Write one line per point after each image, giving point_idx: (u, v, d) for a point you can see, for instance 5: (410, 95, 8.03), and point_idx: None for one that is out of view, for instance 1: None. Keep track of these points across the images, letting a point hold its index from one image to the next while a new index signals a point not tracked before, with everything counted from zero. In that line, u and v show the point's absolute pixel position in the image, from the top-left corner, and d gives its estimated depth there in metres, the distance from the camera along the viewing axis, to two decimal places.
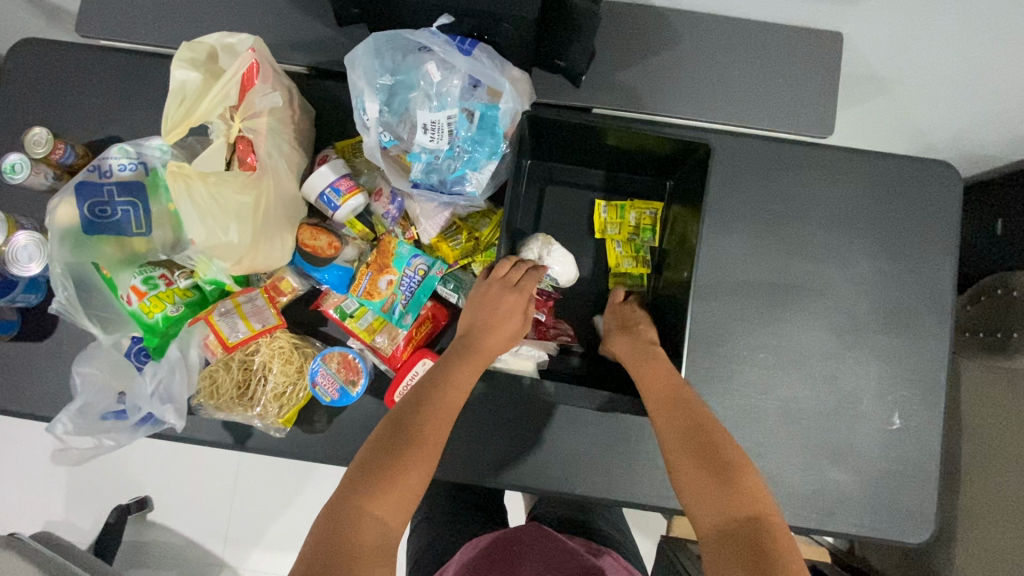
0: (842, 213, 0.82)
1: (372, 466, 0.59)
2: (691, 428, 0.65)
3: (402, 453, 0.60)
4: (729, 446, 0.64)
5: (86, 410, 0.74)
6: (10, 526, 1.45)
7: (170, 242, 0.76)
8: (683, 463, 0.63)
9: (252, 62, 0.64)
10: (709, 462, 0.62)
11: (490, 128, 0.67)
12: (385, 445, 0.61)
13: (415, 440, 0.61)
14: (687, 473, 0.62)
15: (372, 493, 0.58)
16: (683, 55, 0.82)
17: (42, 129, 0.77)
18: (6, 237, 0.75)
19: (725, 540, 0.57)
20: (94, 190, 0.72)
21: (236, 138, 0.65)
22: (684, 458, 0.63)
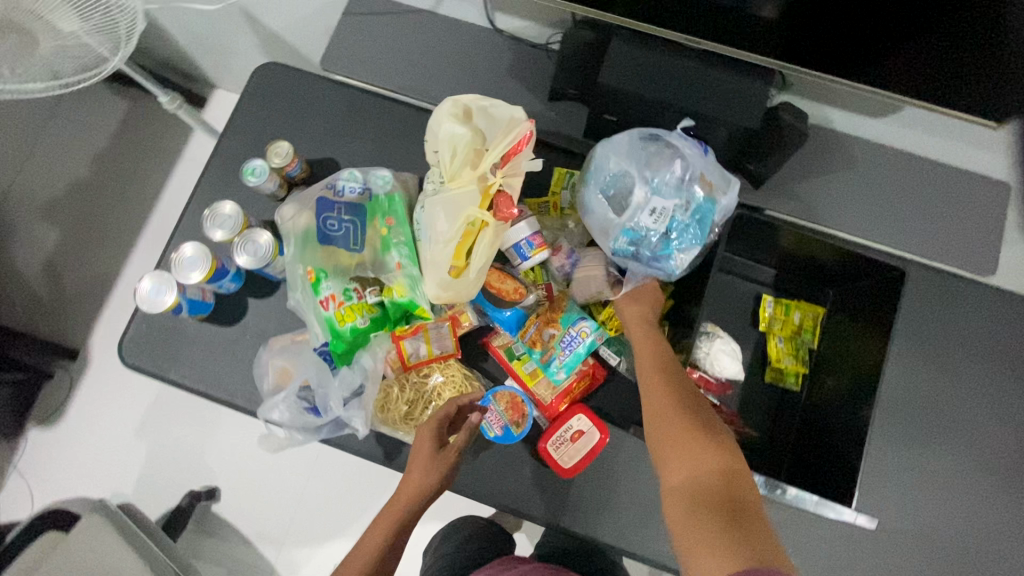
0: (1000, 350, 0.85)
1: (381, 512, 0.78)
2: (673, 442, 0.62)
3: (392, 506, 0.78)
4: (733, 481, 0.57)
5: (296, 400, 0.80)
6: (84, 489, 1.50)
7: (378, 262, 0.84)
8: (670, 459, 0.61)
9: (527, 131, 0.69)
10: (698, 468, 0.58)
11: (701, 221, 0.73)
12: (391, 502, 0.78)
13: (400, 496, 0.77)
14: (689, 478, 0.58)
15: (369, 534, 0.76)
16: (860, 178, 0.89)
17: (285, 144, 0.87)
18: (252, 232, 0.83)
19: (695, 505, 0.56)
20: (328, 206, 0.81)
21: (497, 191, 0.70)
22: (681, 464, 0.60)
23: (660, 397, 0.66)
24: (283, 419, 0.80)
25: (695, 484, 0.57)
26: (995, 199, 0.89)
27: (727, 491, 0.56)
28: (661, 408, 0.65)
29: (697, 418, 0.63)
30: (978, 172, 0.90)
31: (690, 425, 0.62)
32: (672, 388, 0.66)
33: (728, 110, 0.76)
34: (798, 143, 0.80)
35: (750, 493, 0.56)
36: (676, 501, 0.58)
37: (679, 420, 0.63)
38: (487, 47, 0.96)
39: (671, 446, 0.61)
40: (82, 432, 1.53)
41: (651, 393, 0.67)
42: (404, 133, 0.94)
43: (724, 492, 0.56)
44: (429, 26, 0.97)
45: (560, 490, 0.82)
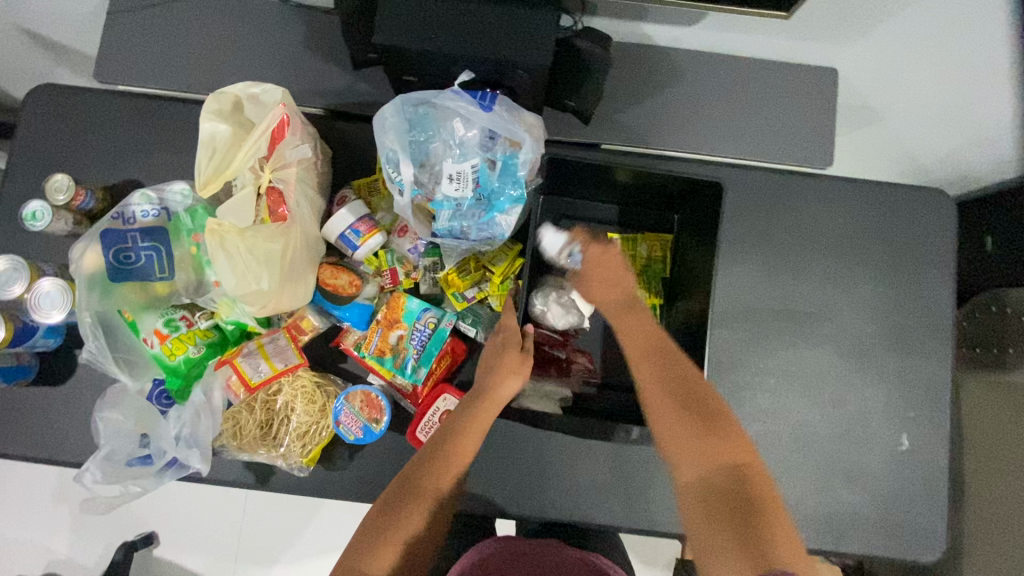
0: (846, 237, 0.86)
1: (415, 483, 0.66)
2: (680, 412, 0.68)
3: (431, 480, 0.67)
4: (733, 437, 0.67)
5: (112, 458, 0.74)
6: (13, 567, 1.43)
7: (195, 284, 0.77)
8: (685, 459, 0.66)
9: (284, 116, 0.66)
10: (711, 473, 0.65)
11: (510, 175, 0.70)
12: (419, 476, 0.67)
13: (441, 473, 0.67)
14: (688, 446, 0.67)
15: (410, 515, 0.65)
16: (688, 91, 0.86)
17: (62, 176, 0.78)
18: (29, 285, 0.75)
19: (708, 505, 0.64)
20: (118, 238, 0.74)
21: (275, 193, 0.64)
22: (683, 431, 0.67)
23: (671, 373, 0.70)
24: (99, 480, 0.74)
25: (707, 475, 0.65)
26: (823, 88, 0.87)
27: (738, 484, 0.64)
28: (667, 375, 0.70)
29: (710, 421, 0.68)
30: (803, 63, 0.88)
31: (733, 439, 0.67)
32: (678, 385, 0.69)
33: (516, 48, 0.71)
34: (603, 71, 0.77)
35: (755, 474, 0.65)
36: (687, 494, 0.65)
37: (683, 424, 0.67)
38: (272, 21, 0.86)
39: (691, 448, 0.66)
40: None
41: (646, 372, 0.71)
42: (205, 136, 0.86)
43: (735, 489, 0.64)
44: (207, 10, 0.87)
45: None
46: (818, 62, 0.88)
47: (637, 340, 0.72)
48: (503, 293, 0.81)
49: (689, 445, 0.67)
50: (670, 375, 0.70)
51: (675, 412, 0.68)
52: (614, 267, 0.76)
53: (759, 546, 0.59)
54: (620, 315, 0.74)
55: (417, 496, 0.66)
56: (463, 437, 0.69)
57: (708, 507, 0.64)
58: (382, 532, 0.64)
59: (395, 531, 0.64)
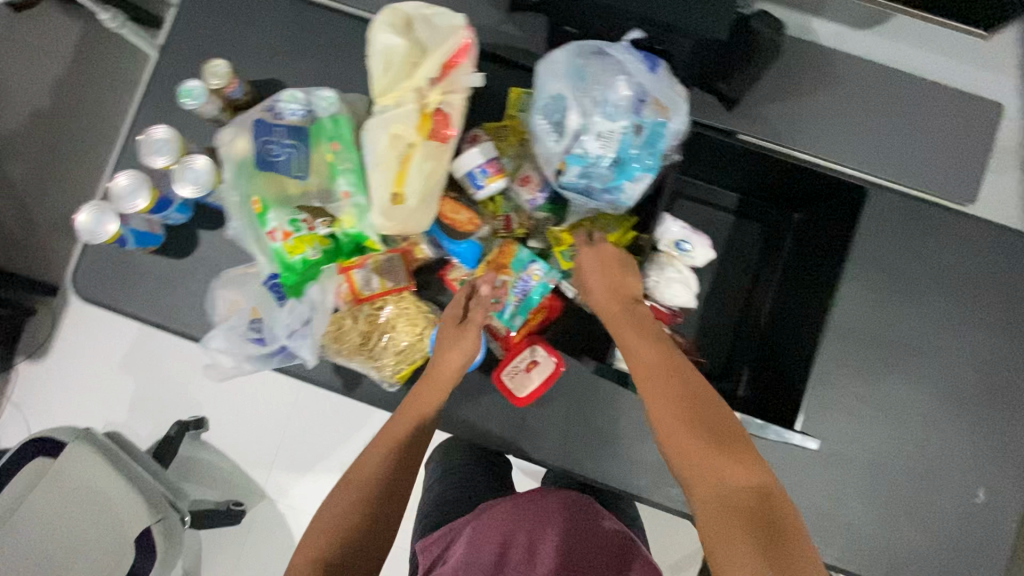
0: (969, 279, 0.83)
1: (380, 452, 0.74)
2: (695, 406, 0.62)
3: (375, 447, 0.74)
4: (737, 431, 0.61)
5: (235, 331, 0.80)
6: (78, 419, 1.55)
7: (324, 189, 0.80)
8: (696, 471, 0.59)
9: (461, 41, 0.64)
10: (689, 421, 0.61)
11: (652, 144, 0.68)
12: (386, 447, 0.74)
13: (390, 443, 0.74)
14: (685, 440, 0.60)
15: (364, 475, 0.72)
16: (841, 97, 0.83)
17: (222, 62, 0.81)
18: (185, 157, 0.77)
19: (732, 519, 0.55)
20: (266, 131, 0.77)
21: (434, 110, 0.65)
22: (670, 418, 0.62)
23: (653, 354, 0.65)
24: (223, 347, 0.80)
25: (722, 473, 0.58)
26: (985, 122, 0.83)
27: (763, 506, 0.56)
28: (653, 360, 0.65)
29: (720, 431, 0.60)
30: (968, 91, 0.84)
31: (747, 436, 0.60)
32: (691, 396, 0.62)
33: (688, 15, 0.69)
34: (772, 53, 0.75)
35: (782, 501, 0.57)
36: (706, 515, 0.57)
37: (695, 437, 0.60)
38: None
39: (698, 456, 0.59)
40: (71, 368, 1.57)
41: (636, 347, 0.67)
42: (352, 50, 0.87)
43: (760, 504, 0.56)
44: None
45: (517, 418, 0.83)
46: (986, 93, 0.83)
47: (629, 328, 0.68)
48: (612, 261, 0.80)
49: (690, 439, 0.60)
50: (644, 352, 0.66)
51: (682, 416, 0.61)
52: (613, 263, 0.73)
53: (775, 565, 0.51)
54: (615, 324, 0.70)
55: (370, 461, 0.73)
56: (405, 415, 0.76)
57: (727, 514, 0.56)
58: (352, 494, 0.70)
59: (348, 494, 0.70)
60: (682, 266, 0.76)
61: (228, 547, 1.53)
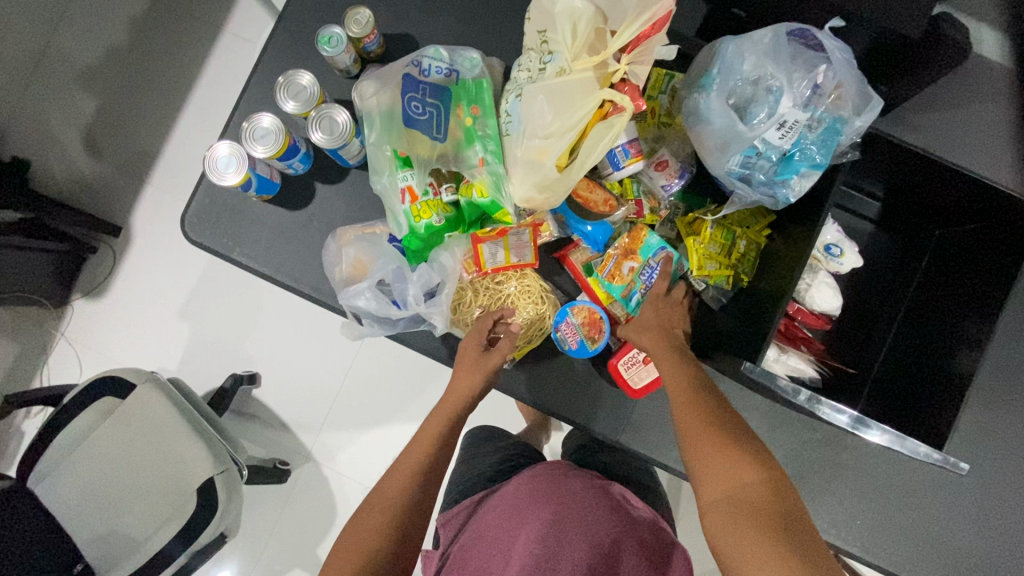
0: None
1: (384, 483, 0.72)
2: (715, 422, 0.63)
3: (384, 480, 0.72)
4: (752, 436, 0.62)
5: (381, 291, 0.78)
6: (130, 360, 1.55)
7: (457, 154, 0.77)
8: (708, 475, 0.60)
9: (667, 11, 0.59)
10: (706, 432, 0.62)
11: (828, 141, 0.65)
12: (389, 482, 0.71)
13: (394, 475, 0.72)
14: (704, 447, 0.61)
15: (367, 506, 0.70)
16: (1007, 114, 0.78)
17: (366, 11, 0.78)
18: (332, 109, 0.74)
19: (737, 516, 0.56)
20: (412, 85, 0.74)
21: (620, 79, 0.62)
22: (697, 431, 0.62)
23: (676, 376, 0.67)
24: (367, 307, 0.77)
25: (737, 476, 0.58)
26: None
27: (773, 498, 0.56)
28: (679, 381, 0.67)
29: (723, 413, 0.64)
30: None
31: (756, 445, 0.60)
32: (698, 400, 0.65)
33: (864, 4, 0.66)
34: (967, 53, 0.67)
35: (791, 496, 0.57)
36: (716, 512, 0.58)
37: (710, 441, 0.61)
38: None
39: (713, 466, 0.60)
40: (126, 309, 1.55)
41: (664, 371, 0.68)
42: (490, 10, 0.83)
43: (772, 500, 0.56)
44: None
45: (624, 410, 0.80)
46: None
47: (664, 361, 0.69)
48: (742, 261, 0.79)
49: (705, 443, 0.61)
50: (671, 374, 0.67)
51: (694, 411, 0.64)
52: (669, 312, 0.75)
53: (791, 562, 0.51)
54: (652, 349, 0.71)
55: (375, 496, 0.71)
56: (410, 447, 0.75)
57: (739, 513, 0.56)
58: (360, 529, 0.67)
59: (356, 525, 0.68)
60: (828, 271, 0.74)
61: (265, 505, 1.52)
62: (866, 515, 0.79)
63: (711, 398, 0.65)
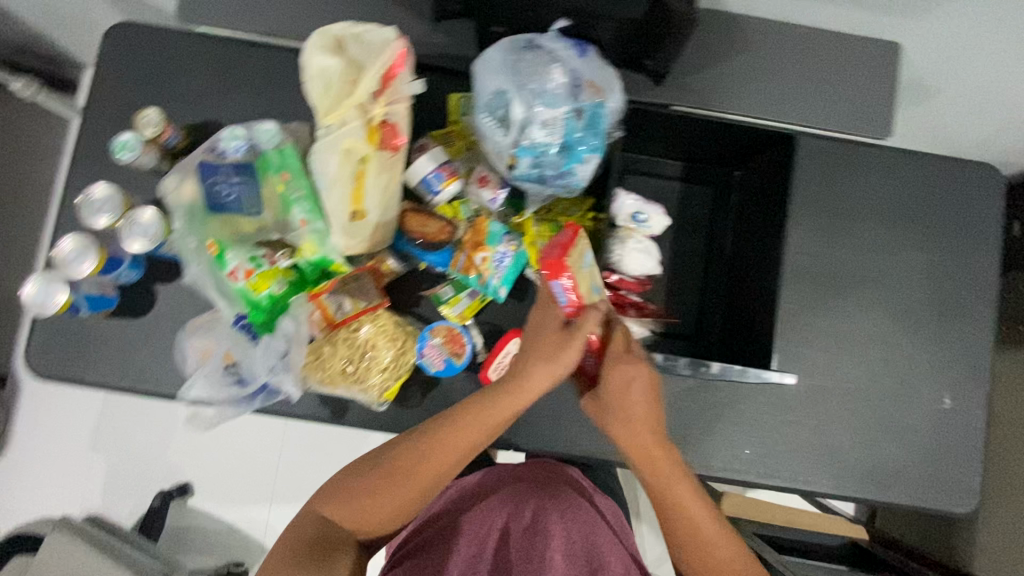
0: (896, 209, 0.90)
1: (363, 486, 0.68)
2: (722, 539, 0.70)
3: (372, 487, 0.68)
4: (752, 562, 0.71)
5: (213, 377, 0.79)
6: (49, 512, 1.46)
7: (280, 222, 0.79)
8: (704, 575, 0.71)
9: (400, 49, 0.66)
10: (721, 546, 0.70)
11: (594, 125, 0.71)
12: (370, 475, 0.68)
13: (395, 482, 0.67)
14: (715, 565, 0.70)
15: (340, 499, 0.68)
16: (755, 61, 0.88)
17: (154, 111, 0.79)
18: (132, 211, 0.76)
19: None
20: (213, 171, 0.76)
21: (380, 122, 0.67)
22: (711, 551, 0.70)
23: (683, 489, 0.70)
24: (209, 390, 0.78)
25: None
26: (885, 63, 0.90)
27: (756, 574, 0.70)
28: (697, 492, 0.70)
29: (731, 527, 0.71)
30: (867, 36, 0.91)
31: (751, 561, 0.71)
32: (715, 527, 0.70)
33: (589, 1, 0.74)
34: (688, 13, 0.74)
35: None
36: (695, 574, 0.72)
37: (721, 561, 0.70)
38: None
39: (710, 565, 0.70)
40: (31, 461, 1.47)
41: (672, 483, 0.70)
42: (281, 79, 0.86)
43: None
44: None
45: None
46: (883, 35, 0.90)
47: (671, 474, 0.70)
48: None
49: (713, 548, 0.70)
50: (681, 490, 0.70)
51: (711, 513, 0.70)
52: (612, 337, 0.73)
53: None
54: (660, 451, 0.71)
55: (342, 487, 0.68)
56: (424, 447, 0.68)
57: None
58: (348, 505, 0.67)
59: (334, 500, 0.68)
60: (642, 236, 0.85)
61: None
62: (752, 440, 0.85)
63: (725, 524, 0.71)
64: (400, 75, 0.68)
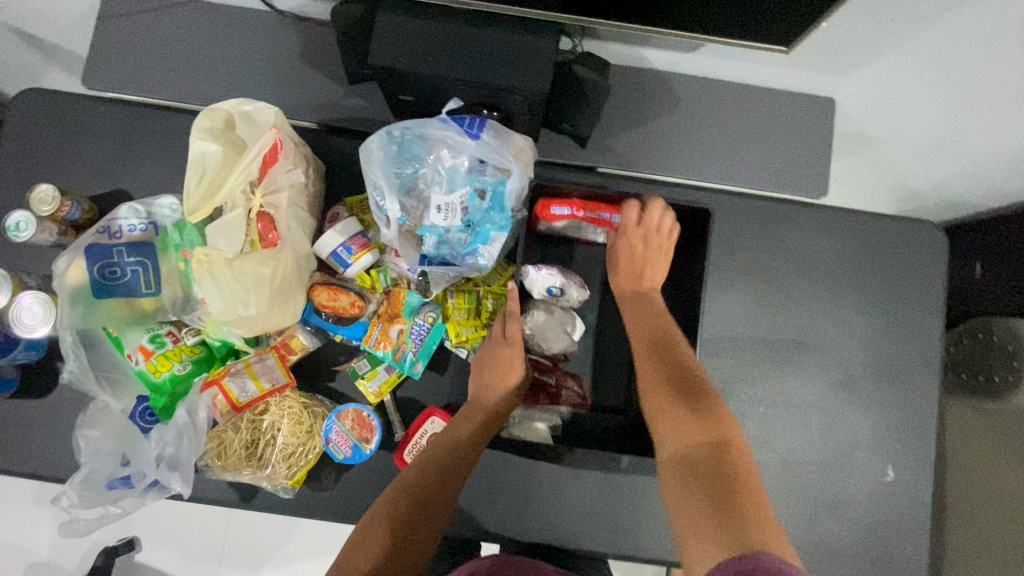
0: (837, 270, 0.86)
1: (385, 522, 0.64)
2: (664, 391, 0.67)
3: (390, 521, 0.64)
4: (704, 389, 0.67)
5: (91, 481, 0.74)
6: None
7: (180, 300, 0.76)
8: (669, 431, 0.64)
9: (275, 136, 0.66)
10: (666, 359, 0.69)
11: (497, 205, 0.70)
12: (389, 513, 0.65)
13: (416, 510, 0.66)
14: (667, 403, 0.66)
15: (367, 551, 0.62)
16: (684, 120, 0.85)
17: (49, 187, 0.76)
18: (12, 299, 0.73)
19: (685, 473, 0.60)
20: (103, 252, 0.72)
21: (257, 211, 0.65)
22: (660, 392, 0.67)
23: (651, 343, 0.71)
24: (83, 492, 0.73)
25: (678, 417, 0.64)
26: (821, 118, 0.87)
27: (717, 462, 0.59)
28: (648, 329, 0.72)
29: (697, 407, 0.64)
30: (802, 91, 0.88)
31: (710, 390, 0.66)
32: (661, 368, 0.69)
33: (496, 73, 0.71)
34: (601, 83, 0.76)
35: (738, 456, 0.60)
36: (668, 469, 0.62)
37: (669, 402, 0.66)
38: (265, 34, 0.84)
39: (670, 422, 0.64)
40: None
41: (653, 388, 0.68)
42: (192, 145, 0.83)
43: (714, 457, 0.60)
44: (197, 16, 0.84)
45: None
46: (818, 90, 0.87)
47: (636, 319, 0.74)
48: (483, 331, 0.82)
49: (669, 411, 0.65)
50: (645, 323, 0.73)
51: (668, 403, 0.66)
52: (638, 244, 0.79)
53: (728, 502, 0.56)
54: (632, 309, 0.76)
55: (369, 536, 0.63)
56: (430, 474, 0.68)
57: (687, 476, 0.59)
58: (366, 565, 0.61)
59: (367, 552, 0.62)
60: (561, 310, 0.80)
61: None
62: None
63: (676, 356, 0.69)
64: (281, 161, 0.67)
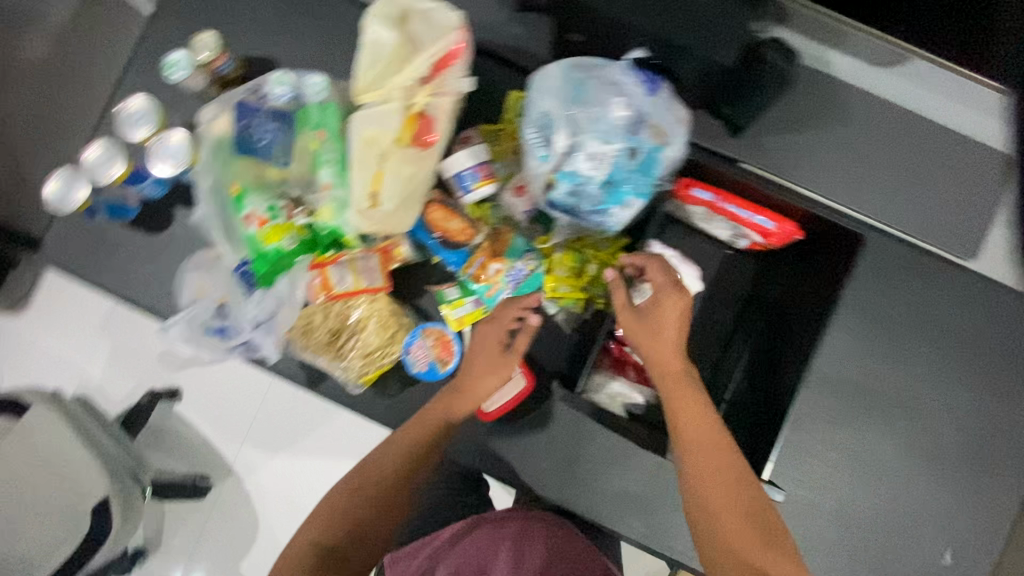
0: (959, 338, 0.80)
1: (372, 486, 0.73)
2: (718, 490, 0.66)
3: (366, 483, 0.73)
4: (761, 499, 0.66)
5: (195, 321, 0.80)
6: None
7: (304, 178, 0.78)
8: (711, 536, 0.65)
9: (459, 41, 0.65)
10: (724, 473, 0.66)
11: (646, 169, 0.68)
12: (372, 482, 0.73)
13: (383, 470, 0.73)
14: (721, 512, 0.65)
15: (352, 498, 0.73)
16: (848, 138, 0.80)
17: (211, 35, 0.78)
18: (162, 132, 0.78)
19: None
20: (250, 113, 0.75)
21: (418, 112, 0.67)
22: (712, 496, 0.66)
23: (707, 446, 0.68)
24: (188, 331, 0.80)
25: (725, 530, 0.64)
26: (994, 177, 0.80)
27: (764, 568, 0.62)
28: (702, 431, 0.68)
29: (758, 521, 0.64)
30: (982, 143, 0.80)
31: (758, 499, 0.66)
32: (723, 473, 0.66)
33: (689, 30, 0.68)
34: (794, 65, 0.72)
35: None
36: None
37: (726, 502, 0.65)
38: None
39: (719, 522, 0.65)
40: None
41: (695, 479, 0.67)
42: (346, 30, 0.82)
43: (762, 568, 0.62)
44: None
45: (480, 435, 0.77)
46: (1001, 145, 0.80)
47: (685, 400, 0.70)
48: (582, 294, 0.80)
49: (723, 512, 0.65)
50: (697, 424, 0.69)
51: (711, 498, 0.66)
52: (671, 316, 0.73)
53: None
54: (675, 390, 0.71)
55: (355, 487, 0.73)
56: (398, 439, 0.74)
57: None
58: (345, 524, 0.71)
59: (349, 507, 0.72)
60: None
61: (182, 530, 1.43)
62: None
63: (729, 458, 0.67)
64: (455, 67, 0.67)
